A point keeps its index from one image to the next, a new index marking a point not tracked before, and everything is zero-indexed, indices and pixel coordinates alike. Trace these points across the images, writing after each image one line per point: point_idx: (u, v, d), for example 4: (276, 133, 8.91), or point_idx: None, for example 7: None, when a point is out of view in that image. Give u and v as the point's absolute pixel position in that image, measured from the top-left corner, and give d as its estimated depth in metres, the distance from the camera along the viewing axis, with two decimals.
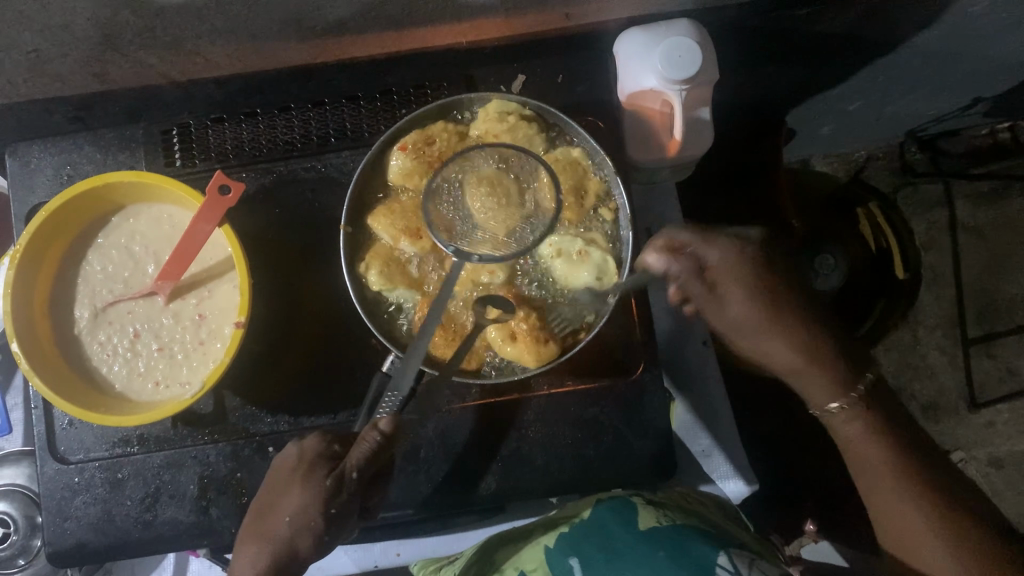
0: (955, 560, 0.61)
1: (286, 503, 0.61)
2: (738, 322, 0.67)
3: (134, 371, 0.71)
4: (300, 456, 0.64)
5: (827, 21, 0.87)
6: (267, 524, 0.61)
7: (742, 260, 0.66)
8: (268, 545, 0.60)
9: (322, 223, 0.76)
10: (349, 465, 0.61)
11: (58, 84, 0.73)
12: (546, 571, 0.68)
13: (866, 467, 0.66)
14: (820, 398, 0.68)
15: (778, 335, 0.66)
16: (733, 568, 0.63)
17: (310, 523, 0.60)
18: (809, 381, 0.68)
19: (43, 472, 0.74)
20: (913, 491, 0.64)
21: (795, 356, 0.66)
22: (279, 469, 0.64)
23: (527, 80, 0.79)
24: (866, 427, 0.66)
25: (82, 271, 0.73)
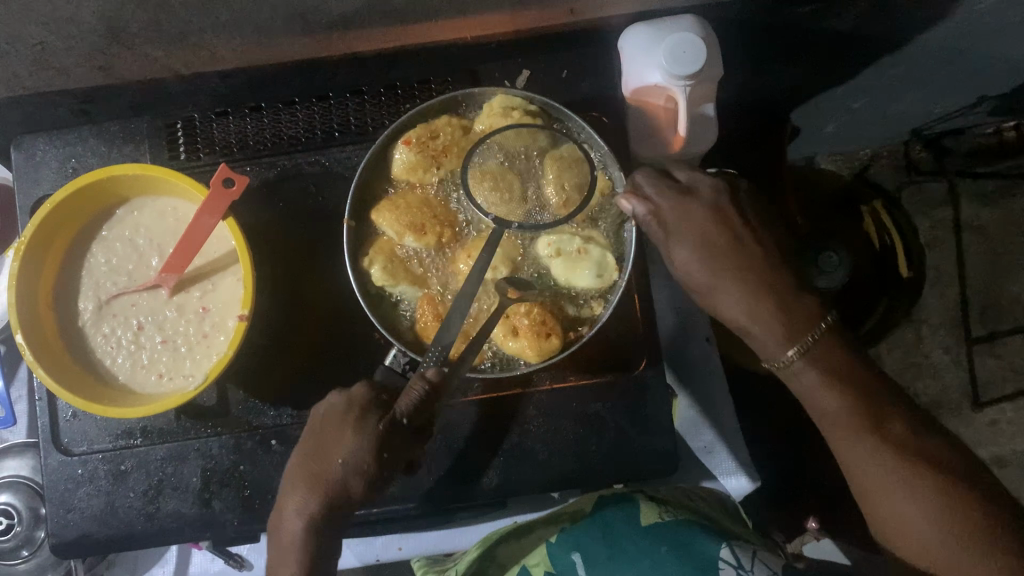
0: (916, 497, 0.57)
1: (337, 443, 0.62)
2: (690, 261, 0.66)
3: (138, 363, 0.71)
4: (356, 403, 0.64)
5: (833, 18, 0.86)
6: (316, 466, 0.62)
7: (692, 208, 0.66)
8: (319, 488, 0.61)
9: (325, 217, 0.76)
10: (399, 411, 0.60)
11: (63, 77, 0.74)
12: (549, 567, 0.70)
13: (838, 422, 0.61)
14: (775, 348, 0.64)
15: (715, 285, 0.65)
16: (736, 562, 0.67)
17: (363, 466, 0.61)
18: (760, 329, 0.64)
19: (47, 464, 0.74)
20: (872, 436, 0.60)
21: (739, 302, 0.64)
22: (330, 415, 0.64)
23: (531, 75, 0.79)
24: (823, 373, 0.62)
25: (87, 263, 0.73)
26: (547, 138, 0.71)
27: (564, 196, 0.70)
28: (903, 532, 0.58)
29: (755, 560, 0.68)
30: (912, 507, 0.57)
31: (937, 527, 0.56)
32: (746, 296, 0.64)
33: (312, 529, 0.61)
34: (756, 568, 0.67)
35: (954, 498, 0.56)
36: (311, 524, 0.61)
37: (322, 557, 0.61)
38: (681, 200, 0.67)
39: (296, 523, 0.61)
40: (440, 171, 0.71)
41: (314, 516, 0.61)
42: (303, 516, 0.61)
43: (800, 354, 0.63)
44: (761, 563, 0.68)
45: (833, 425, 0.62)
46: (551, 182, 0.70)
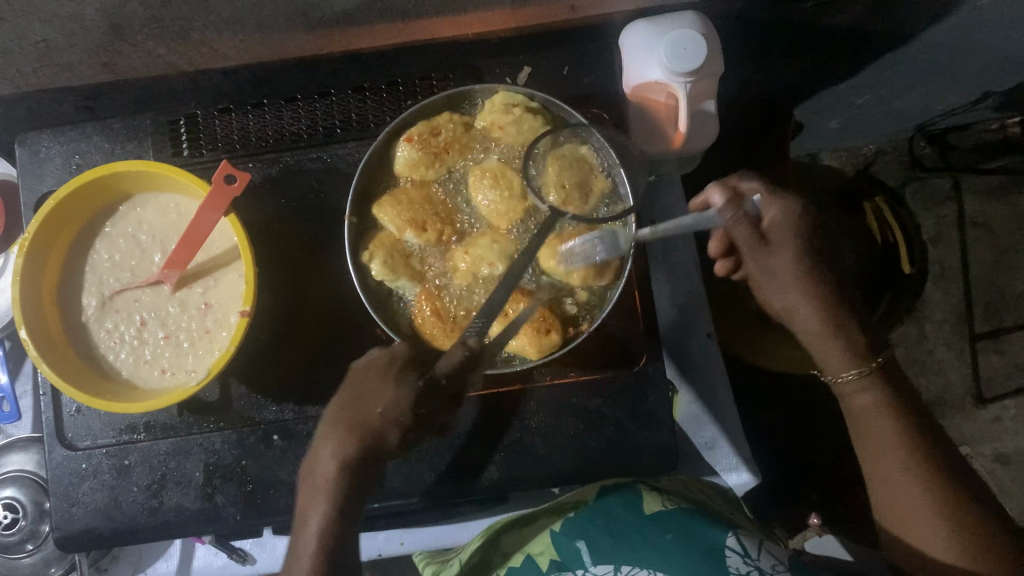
0: (943, 523, 0.61)
1: (379, 396, 0.63)
2: (773, 273, 0.69)
3: (141, 358, 0.72)
4: (397, 358, 0.64)
5: (835, 13, 0.86)
6: (358, 416, 0.64)
7: (802, 222, 0.69)
8: (356, 437, 0.64)
9: (327, 212, 0.77)
10: (438, 370, 0.61)
11: (67, 74, 0.74)
12: (554, 554, 0.70)
13: (881, 443, 0.66)
14: (840, 364, 0.68)
15: (802, 301, 0.69)
16: (742, 550, 0.65)
17: (399, 420, 0.63)
18: (827, 346, 0.69)
19: (52, 458, 0.75)
20: (919, 464, 0.64)
21: (820, 322, 0.68)
22: (370, 369, 0.65)
23: (532, 71, 0.79)
24: (881, 398, 0.66)
25: (91, 259, 0.73)
26: (544, 139, 0.72)
27: (565, 194, 0.69)
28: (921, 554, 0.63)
29: (762, 549, 0.66)
30: (940, 537, 0.61)
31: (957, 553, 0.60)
32: (827, 319, 0.68)
33: (346, 472, 0.63)
34: (762, 557, 0.65)
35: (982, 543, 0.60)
36: (343, 471, 0.63)
37: (348, 506, 0.64)
38: (797, 219, 0.69)
39: (332, 467, 0.63)
40: (440, 167, 0.72)
41: (348, 463, 0.63)
42: (338, 463, 0.63)
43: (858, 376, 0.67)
44: (769, 553, 0.66)
45: (879, 445, 0.66)
46: (550, 180, 0.70)
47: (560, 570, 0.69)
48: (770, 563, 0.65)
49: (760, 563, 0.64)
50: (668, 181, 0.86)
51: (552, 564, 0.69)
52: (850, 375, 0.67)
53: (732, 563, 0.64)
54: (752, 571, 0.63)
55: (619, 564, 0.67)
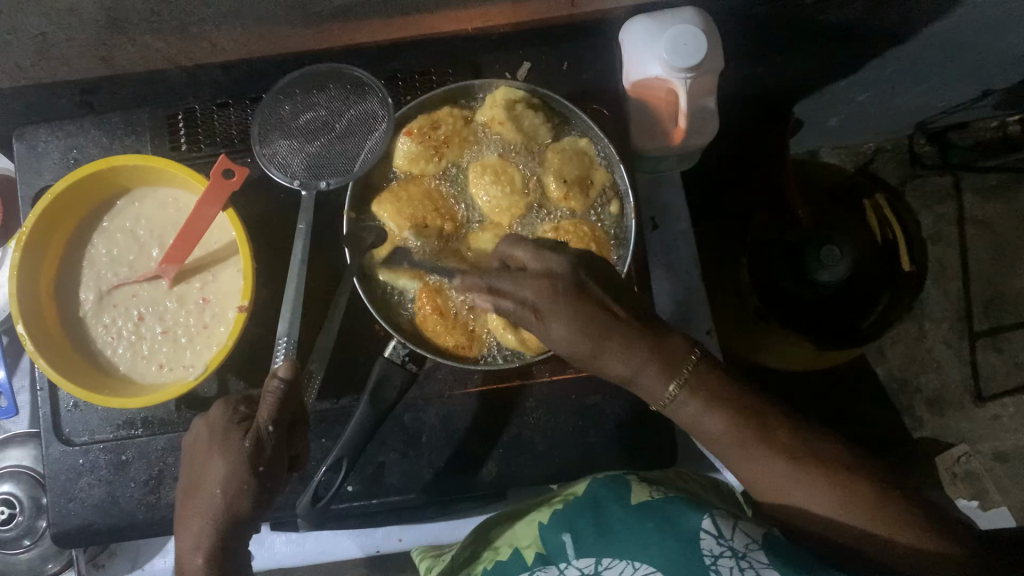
0: (824, 488, 0.59)
1: (213, 472, 0.62)
2: (567, 346, 0.61)
3: (139, 353, 0.72)
4: (207, 426, 0.64)
5: (836, 9, 0.86)
6: (199, 499, 0.62)
7: (561, 298, 0.59)
8: (206, 519, 0.61)
9: (325, 208, 0.77)
10: (261, 421, 0.61)
11: (65, 68, 0.74)
12: (540, 547, 0.66)
13: (715, 431, 0.63)
14: (659, 387, 0.63)
15: (604, 339, 0.61)
16: (716, 532, 0.60)
17: (242, 485, 0.61)
18: (603, 358, 0.62)
19: (48, 454, 0.75)
20: (758, 437, 0.62)
21: (626, 363, 0.61)
22: (196, 445, 0.64)
23: (532, 67, 0.79)
24: (707, 404, 0.62)
25: (88, 254, 0.73)
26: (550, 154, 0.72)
27: (566, 188, 0.71)
28: (832, 533, 0.59)
29: (736, 528, 0.61)
30: (834, 506, 0.59)
31: (840, 511, 0.58)
32: (636, 351, 0.61)
33: (213, 563, 0.61)
34: (736, 536, 0.60)
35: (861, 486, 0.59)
36: (211, 555, 0.61)
37: (230, 568, 0.62)
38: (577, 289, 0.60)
39: (195, 560, 0.61)
40: (441, 162, 0.72)
41: (211, 544, 0.61)
42: (200, 550, 0.61)
43: (679, 389, 0.62)
44: (743, 531, 0.61)
45: (719, 435, 0.63)
46: (552, 175, 0.71)
47: (544, 564, 0.64)
48: (743, 542, 0.60)
49: (734, 544, 0.59)
50: (668, 177, 0.85)
51: (538, 558, 0.65)
52: (673, 392, 0.62)
53: (705, 545, 0.59)
54: (725, 552, 0.58)
55: (601, 556, 0.62)
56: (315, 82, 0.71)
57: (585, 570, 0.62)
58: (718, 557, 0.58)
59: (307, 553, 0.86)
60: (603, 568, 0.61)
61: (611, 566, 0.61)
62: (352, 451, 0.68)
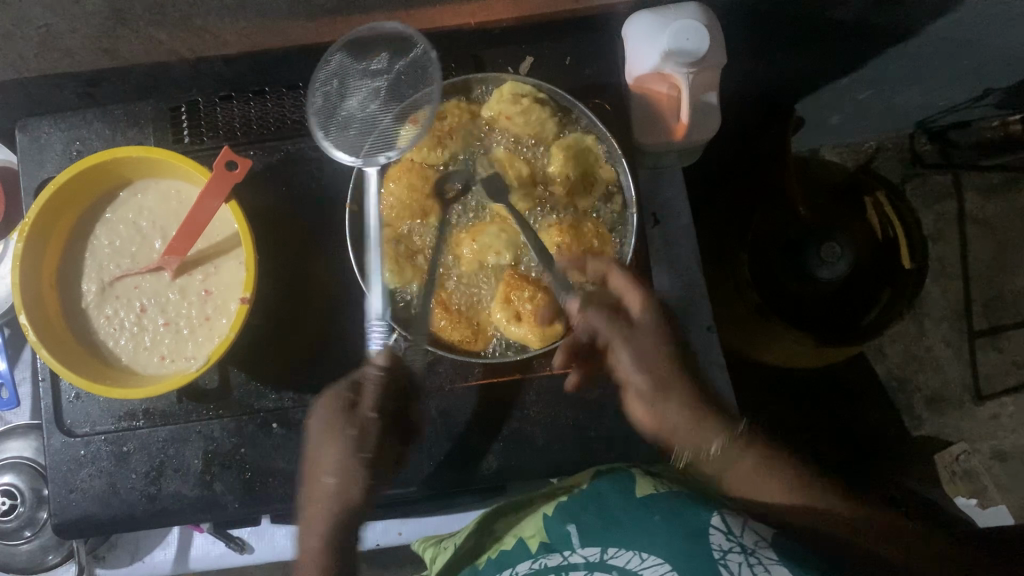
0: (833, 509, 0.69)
1: (328, 461, 0.66)
2: (648, 369, 0.71)
3: (140, 345, 0.72)
4: (324, 417, 0.67)
5: (838, 7, 0.86)
6: (317, 484, 0.67)
7: (659, 330, 0.72)
8: (332, 504, 0.66)
9: (328, 201, 0.77)
10: (365, 409, 0.65)
11: (68, 60, 0.74)
12: (545, 537, 0.66)
13: (764, 486, 0.70)
14: (709, 443, 0.71)
15: (671, 383, 0.71)
16: (726, 528, 0.62)
17: (353, 474, 0.66)
18: (667, 390, 0.71)
19: (50, 445, 0.75)
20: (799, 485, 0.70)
21: (687, 416, 0.71)
22: (315, 426, 0.67)
23: (535, 62, 0.79)
24: (759, 454, 0.71)
25: (90, 245, 0.73)
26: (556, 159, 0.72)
27: (569, 184, 0.71)
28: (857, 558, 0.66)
29: (746, 526, 0.63)
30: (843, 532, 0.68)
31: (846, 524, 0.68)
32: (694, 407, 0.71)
33: (330, 546, 0.66)
34: (745, 533, 0.62)
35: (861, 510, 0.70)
36: (325, 538, 0.66)
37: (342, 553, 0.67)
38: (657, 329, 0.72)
39: (313, 541, 0.66)
40: (443, 152, 0.71)
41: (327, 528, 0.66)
42: (318, 533, 0.66)
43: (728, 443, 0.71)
44: (754, 530, 0.63)
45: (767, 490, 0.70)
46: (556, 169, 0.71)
47: (548, 553, 0.65)
48: (753, 539, 0.62)
49: (744, 540, 0.61)
50: (669, 172, 0.86)
51: (541, 547, 0.65)
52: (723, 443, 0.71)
53: (716, 539, 0.61)
54: (734, 547, 0.61)
55: (607, 546, 0.63)
56: (359, 47, 0.69)
57: (590, 558, 0.63)
58: (727, 552, 0.60)
59: (307, 547, 0.86)
60: (608, 556, 0.63)
61: (616, 556, 0.63)
62: None
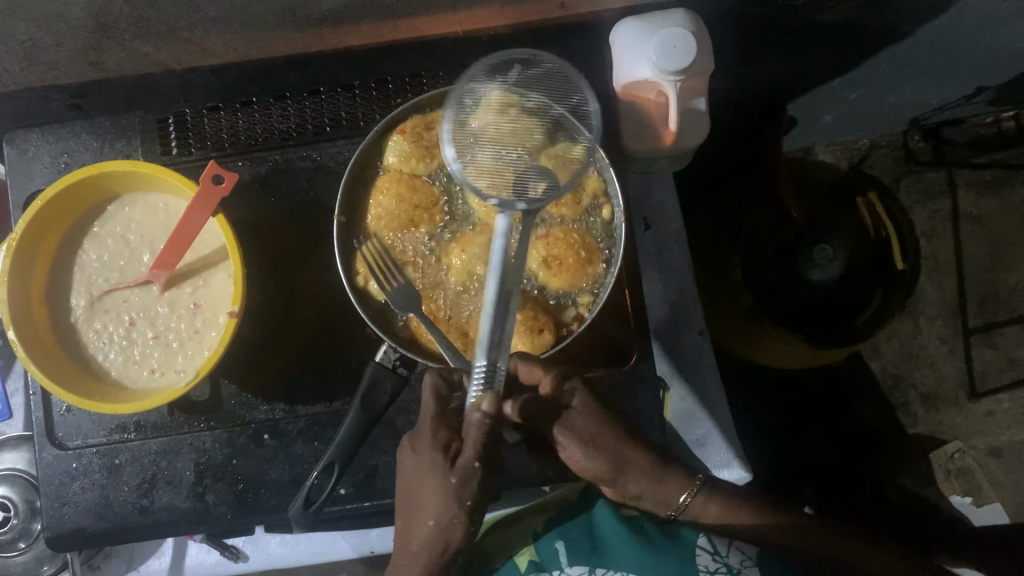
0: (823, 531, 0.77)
1: (433, 505, 0.65)
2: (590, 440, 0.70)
3: (130, 359, 0.72)
4: (428, 455, 0.66)
5: (827, 11, 0.86)
6: (414, 528, 0.67)
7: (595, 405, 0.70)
8: (428, 548, 0.66)
9: (316, 211, 0.77)
10: (467, 461, 0.64)
11: (54, 73, 0.74)
12: (534, 555, 0.74)
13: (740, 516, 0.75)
14: (674, 497, 0.73)
15: (621, 454, 0.70)
16: (713, 548, 0.73)
17: (454, 519, 0.65)
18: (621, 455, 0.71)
19: (42, 458, 0.75)
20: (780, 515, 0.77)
21: (644, 483, 0.72)
22: (407, 472, 0.67)
23: (522, 67, 0.72)
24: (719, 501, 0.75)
25: (79, 259, 0.73)
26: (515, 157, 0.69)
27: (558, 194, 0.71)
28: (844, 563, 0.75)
29: (731, 546, 0.74)
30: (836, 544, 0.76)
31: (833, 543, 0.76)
32: (650, 467, 0.72)
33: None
34: (731, 554, 0.73)
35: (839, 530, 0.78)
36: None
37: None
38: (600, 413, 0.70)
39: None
40: (432, 163, 0.72)
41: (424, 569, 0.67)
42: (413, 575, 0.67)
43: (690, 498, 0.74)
44: (738, 550, 0.73)
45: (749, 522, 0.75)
46: None
47: (538, 570, 0.73)
48: (738, 559, 0.72)
49: (729, 559, 0.72)
50: (659, 177, 0.86)
51: (531, 565, 0.74)
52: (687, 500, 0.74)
53: (702, 561, 0.71)
54: (721, 568, 0.71)
55: (595, 566, 0.72)
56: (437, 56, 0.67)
57: None
58: (714, 572, 0.71)
59: (301, 554, 0.87)
60: None
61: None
62: (344, 455, 0.70)
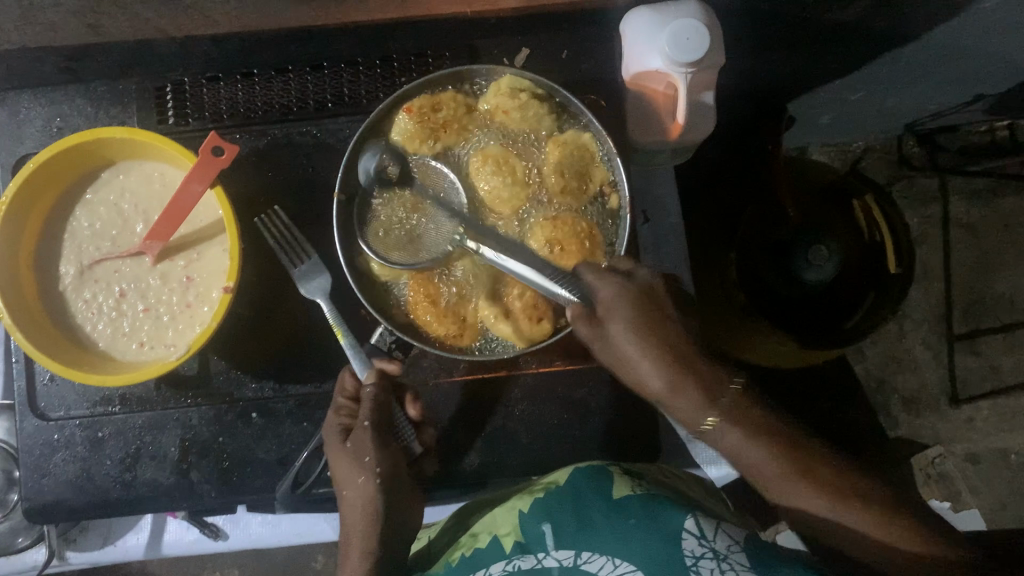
0: (841, 503, 0.60)
1: (344, 475, 0.65)
2: (627, 355, 0.65)
3: (119, 330, 0.70)
4: (336, 436, 0.66)
5: (837, 10, 0.85)
6: (349, 519, 0.65)
7: (631, 296, 0.65)
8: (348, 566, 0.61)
9: (316, 189, 0.75)
10: (360, 420, 0.65)
11: (50, 33, 0.72)
12: (520, 536, 0.65)
13: (746, 461, 0.64)
14: (697, 415, 0.65)
15: (638, 357, 0.65)
16: (699, 532, 0.61)
17: (369, 498, 0.64)
18: (641, 362, 0.65)
19: (22, 428, 0.73)
20: (798, 471, 0.62)
21: (673, 383, 0.64)
22: (329, 450, 0.67)
23: (531, 53, 0.77)
24: (743, 437, 0.64)
25: (70, 227, 0.71)
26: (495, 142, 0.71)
27: (563, 183, 0.69)
28: (861, 553, 0.59)
29: (719, 529, 0.62)
30: (857, 527, 0.59)
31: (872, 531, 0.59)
32: (671, 367, 0.64)
33: None
34: (718, 538, 0.60)
35: (868, 501, 0.60)
36: None
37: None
38: (622, 303, 0.65)
39: None
40: (438, 145, 0.70)
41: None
42: None
43: (716, 419, 0.64)
44: (726, 535, 0.61)
45: (759, 474, 0.64)
46: (551, 168, 0.70)
47: (522, 552, 0.63)
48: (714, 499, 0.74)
49: (717, 545, 0.60)
50: (661, 170, 0.85)
51: (516, 547, 0.64)
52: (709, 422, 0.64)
53: (687, 546, 0.59)
54: (706, 553, 0.59)
55: (581, 550, 0.62)
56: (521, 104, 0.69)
57: (563, 562, 0.61)
58: (698, 558, 0.58)
59: (282, 534, 0.85)
60: (581, 561, 0.61)
61: (590, 561, 0.61)
62: None
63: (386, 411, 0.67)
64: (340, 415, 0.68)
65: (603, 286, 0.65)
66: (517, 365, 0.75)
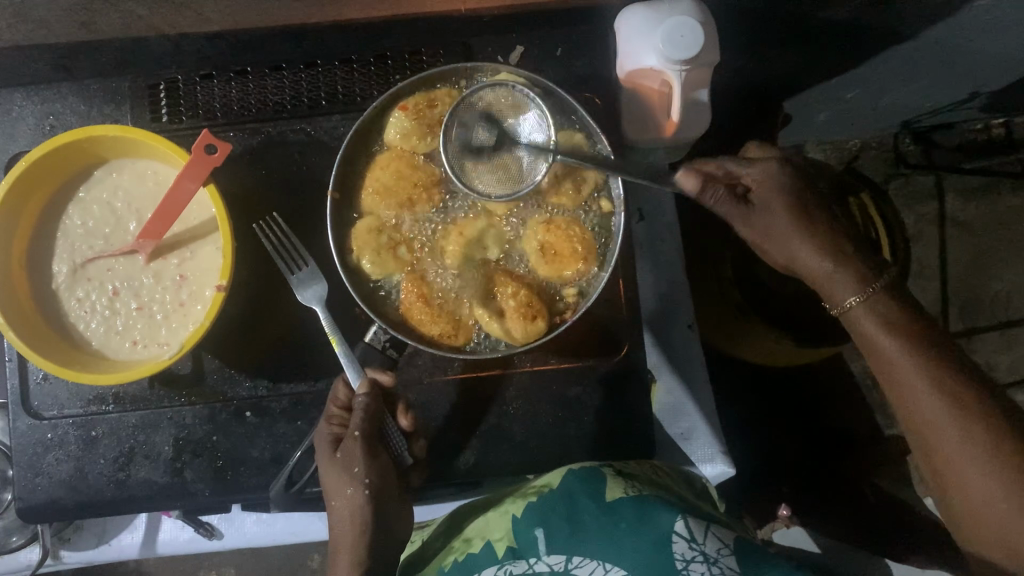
0: (997, 472, 0.55)
1: (333, 485, 0.64)
2: (769, 232, 0.64)
3: (112, 329, 0.70)
4: (325, 449, 0.66)
5: (832, 8, 0.85)
6: (339, 529, 0.65)
7: (781, 182, 0.64)
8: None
9: (309, 186, 0.75)
10: (351, 430, 0.65)
11: (43, 31, 0.72)
12: (512, 541, 0.64)
13: (901, 371, 0.59)
14: (839, 294, 0.62)
15: (787, 234, 0.63)
16: (689, 535, 0.61)
17: (357, 508, 0.63)
18: (793, 240, 0.63)
19: (16, 427, 0.73)
20: (951, 390, 0.57)
21: (823, 260, 0.62)
22: (319, 461, 0.66)
23: (525, 50, 0.75)
24: (877, 325, 0.60)
25: (63, 225, 0.71)
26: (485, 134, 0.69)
27: (558, 184, 0.70)
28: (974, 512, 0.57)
29: (708, 531, 0.62)
30: (992, 488, 0.55)
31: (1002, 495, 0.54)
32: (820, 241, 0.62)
33: None
34: (708, 542, 0.61)
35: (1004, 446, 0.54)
36: None
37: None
38: (768, 181, 0.64)
39: None
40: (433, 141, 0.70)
41: None
42: None
43: (861, 299, 0.60)
44: (715, 536, 0.62)
45: (897, 380, 0.59)
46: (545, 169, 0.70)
47: (514, 558, 0.63)
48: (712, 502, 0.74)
49: (707, 548, 0.60)
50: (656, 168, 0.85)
51: (507, 552, 0.64)
52: (854, 301, 0.61)
53: (678, 549, 0.60)
54: (697, 556, 0.60)
55: (572, 553, 0.62)
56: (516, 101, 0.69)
57: (554, 567, 0.61)
58: (690, 561, 0.60)
59: (277, 534, 0.85)
60: (571, 566, 0.61)
61: (580, 565, 0.61)
62: None
63: (377, 420, 0.66)
64: (331, 426, 0.67)
65: (758, 173, 0.65)
66: (512, 363, 0.75)
